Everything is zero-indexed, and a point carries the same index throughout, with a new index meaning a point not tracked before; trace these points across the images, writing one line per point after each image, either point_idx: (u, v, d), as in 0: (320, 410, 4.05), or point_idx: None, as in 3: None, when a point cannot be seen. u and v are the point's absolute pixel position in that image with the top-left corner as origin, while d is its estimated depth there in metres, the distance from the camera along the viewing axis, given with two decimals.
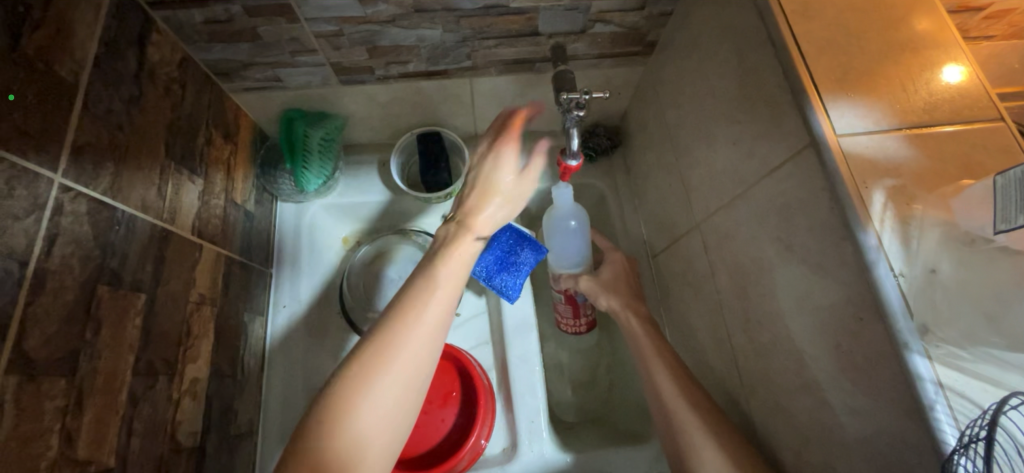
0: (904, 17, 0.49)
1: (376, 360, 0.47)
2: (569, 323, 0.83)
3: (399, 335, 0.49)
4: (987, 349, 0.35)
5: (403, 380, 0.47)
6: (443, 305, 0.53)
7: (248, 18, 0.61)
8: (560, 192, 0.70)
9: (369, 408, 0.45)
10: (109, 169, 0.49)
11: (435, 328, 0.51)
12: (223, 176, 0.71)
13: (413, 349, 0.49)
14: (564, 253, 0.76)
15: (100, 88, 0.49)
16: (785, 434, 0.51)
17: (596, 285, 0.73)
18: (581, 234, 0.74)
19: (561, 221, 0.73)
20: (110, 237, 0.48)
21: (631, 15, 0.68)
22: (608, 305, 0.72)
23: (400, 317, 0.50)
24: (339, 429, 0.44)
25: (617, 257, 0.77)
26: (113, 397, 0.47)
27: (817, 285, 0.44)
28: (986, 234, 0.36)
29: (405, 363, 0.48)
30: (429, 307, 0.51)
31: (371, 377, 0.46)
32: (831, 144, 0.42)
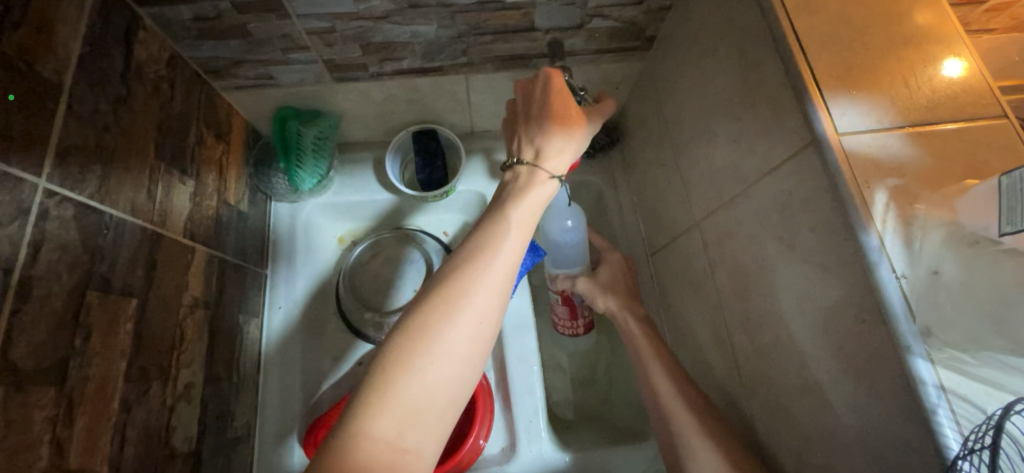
0: (906, 11, 0.48)
1: (433, 321, 0.42)
2: (567, 324, 0.82)
3: (462, 286, 0.44)
4: (992, 354, 0.34)
5: (471, 333, 0.43)
6: (503, 268, 0.46)
7: (238, 14, 0.60)
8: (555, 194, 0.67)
9: (424, 375, 0.41)
10: (96, 172, 0.48)
11: (493, 295, 0.45)
12: (215, 176, 0.70)
13: (471, 315, 0.43)
14: (560, 252, 0.74)
15: (85, 88, 0.48)
16: (786, 435, 0.51)
17: (594, 286, 0.72)
18: (576, 236, 0.72)
19: (557, 219, 0.70)
20: (99, 241, 0.47)
21: (629, 10, 0.67)
22: (605, 306, 0.71)
23: (459, 274, 0.45)
24: (383, 405, 0.39)
25: (615, 258, 0.76)
26: (105, 405, 0.46)
27: (818, 286, 0.44)
28: (991, 235, 0.35)
29: (466, 324, 0.43)
30: (492, 262, 0.46)
31: (423, 345, 0.41)
32: (832, 143, 0.41)
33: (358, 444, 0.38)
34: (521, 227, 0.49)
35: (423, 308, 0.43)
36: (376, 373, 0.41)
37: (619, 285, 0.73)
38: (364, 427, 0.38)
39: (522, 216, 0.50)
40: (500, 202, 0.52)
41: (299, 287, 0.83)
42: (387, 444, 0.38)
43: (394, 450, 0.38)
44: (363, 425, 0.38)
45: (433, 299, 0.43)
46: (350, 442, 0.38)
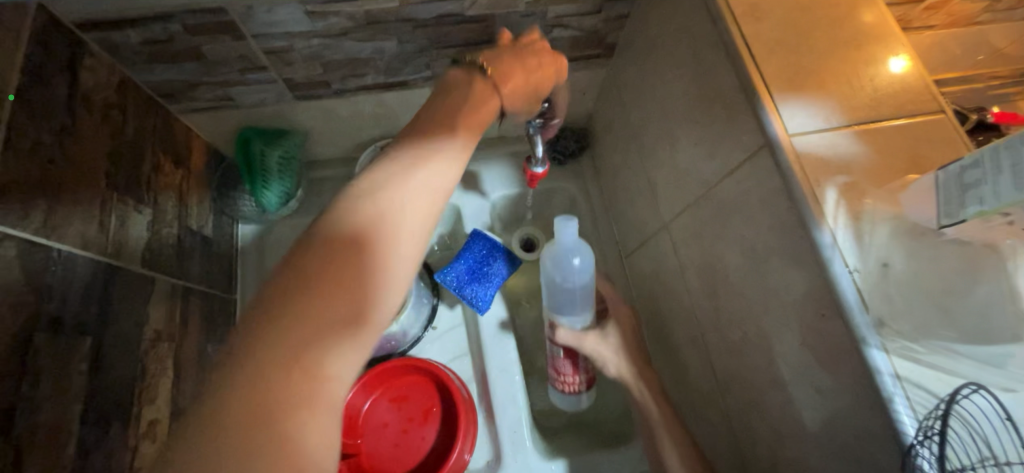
0: (849, 14, 0.50)
1: (359, 231, 0.35)
2: (568, 380, 0.70)
3: (393, 195, 0.37)
4: (938, 341, 0.36)
5: (405, 247, 0.37)
6: (443, 179, 0.40)
7: (189, 36, 0.58)
8: (564, 229, 0.55)
9: (349, 292, 0.33)
10: (40, 206, 0.46)
11: (428, 211, 0.39)
12: (175, 202, 0.68)
13: (406, 228, 0.37)
14: (563, 301, 0.61)
15: (26, 120, 0.46)
16: (759, 429, 0.52)
17: (607, 349, 0.65)
18: (587, 278, 0.58)
19: (561, 258, 0.57)
20: (46, 279, 0.45)
21: (588, 19, 0.68)
22: (613, 367, 0.65)
23: (389, 180, 0.38)
24: (288, 341, 0.31)
25: (623, 311, 0.70)
26: (59, 452, 0.44)
27: (780, 283, 0.45)
28: (931, 226, 0.38)
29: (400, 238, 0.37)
30: (429, 170, 0.39)
31: (347, 257, 0.34)
32: (783, 144, 0.43)
33: (262, 383, 0.29)
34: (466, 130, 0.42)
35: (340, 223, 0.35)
36: (279, 298, 0.32)
37: (626, 333, 0.67)
38: (269, 364, 0.30)
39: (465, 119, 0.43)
40: (439, 99, 0.44)
41: None
42: (299, 373, 0.30)
43: (311, 387, 0.31)
44: (268, 352, 0.30)
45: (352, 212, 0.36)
46: (250, 384, 0.29)
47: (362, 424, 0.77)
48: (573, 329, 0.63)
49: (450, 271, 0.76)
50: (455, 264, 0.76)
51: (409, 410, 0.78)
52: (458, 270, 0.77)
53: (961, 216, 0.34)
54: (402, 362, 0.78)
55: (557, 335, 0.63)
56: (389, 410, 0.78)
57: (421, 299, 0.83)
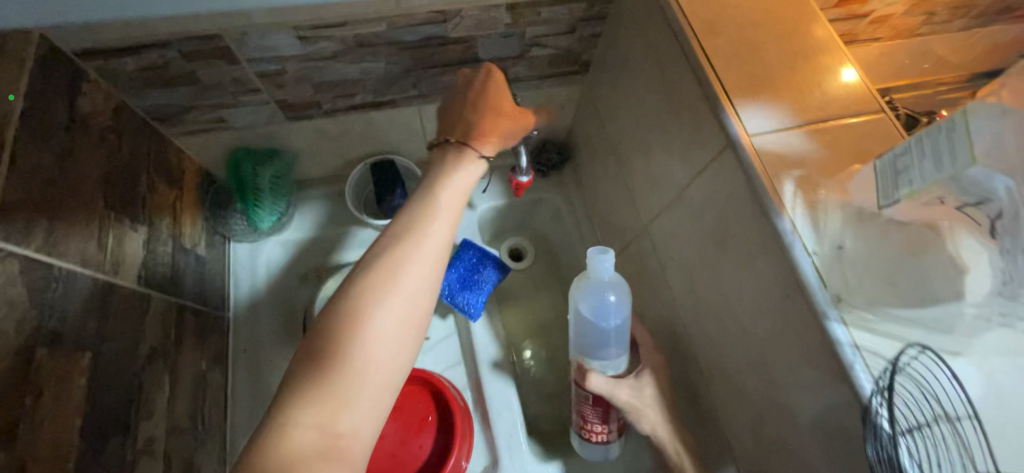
0: (798, 29, 0.55)
1: (364, 299, 0.43)
2: (595, 429, 0.67)
3: (393, 266, 0.45)
4: (888, 309, 0.40)
5: (401, 309, 0.44)
6: (435, 244, 0.49)
7: (185, 62, 0.61)
8: (600, 263, 0.54)
9: (356, 355, 0.41)
10: (42, 226, 0.47)
11: (418, 282, 0.46)
12: (169, 222, 0.69)
13: (403, 291, 0.45)
14: (597, 341, 0.59)
15: (28, 143, 0.47)
16: (742, 414, 0.55)
17: (640, 404, 0.61)
18: (621, 319, 0.59)
19: (595, 293, 0.58)
20: (47, 296, 0.46)
21: (564, 38, 0.73)
22: (642, 421, 0.61)
23: (391, 251, 0.47)
24: (310, 401, 0.38)
25: (654, 358, 0.66)
26: (58, 467, 0.44)
27: (750, 271, 0.49)
28: (874, 208, 0.42)
29: (398, 300, 0.44)
30: (423, 242, 0.48)
31: (354, 324, 0.42)
32: (744, 143, 0.47)
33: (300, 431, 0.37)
34: (450, 203, 0.52)
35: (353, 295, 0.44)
36: (308, 364, 0.40)
37: (656, 381, 0.63)
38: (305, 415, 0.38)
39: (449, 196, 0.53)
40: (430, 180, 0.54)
41: (264, 329, 0.82)
42: (315, 430, 0.37)
43: (341, 424, 0.38)
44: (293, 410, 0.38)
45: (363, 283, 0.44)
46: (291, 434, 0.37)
47: None
48: (605, 374, 0.60)
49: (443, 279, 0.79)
50: (447, 272, 0.80)
51: (405, 420, 0.79)
52: (449, 278, 0.80)
53: (897, 197, 0.39)
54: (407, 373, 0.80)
55: (590, 384, 0.59)
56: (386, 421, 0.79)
57: None
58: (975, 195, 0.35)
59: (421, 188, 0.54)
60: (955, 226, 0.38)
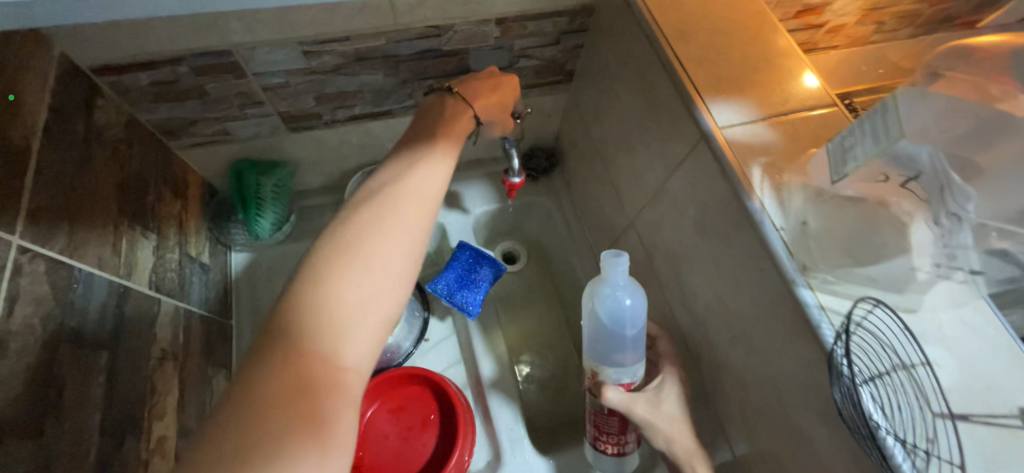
0: (760, 34, 0.62)
1: (363, 232, 0.42)
2: (610, 442, 0.66)
3: (391, 203, 0.45)
4: (843, 267, 0.44)
5: (400, 243, 0.43)
6: (432, 181, 0.48)
7: (195, 77, 0.64)
8: (614, 267, 0.54)
9: (355, 285, 0.39)
10: (64, 230, 0.49)
11: (417, 217, 0.45)
12: (176, 230, 0.72)
13: (402, 225, 0.44)
14: (610, 349, 0.58)
15: (52, 152, 0.50)
16: (729, 387, 0.59)
17: (660, 419, 0.58)
18: (638, 323, 0.57)
19: (611, 297, 0.57)
20: (70, 296, 0.48)
21: (548, 50, 0.79)
22: (662, 437, 0.58)
23: (388, 188, 0.46)
24: (310, 330, 0.37)
25: (676, 370, 0.62)
26: (81, 459, 0.46)
27: (728, 249, 0.54)
28: (827, 185, 0.46)
29: (398, 235, 0.43)
30: (420, 180, 0.47)
31: (353, 255, 0.40)
32: (715, 135, 0.53)
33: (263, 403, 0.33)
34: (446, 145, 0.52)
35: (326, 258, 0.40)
36: (306, 289, 0.38)
37: (678, 394, 0.61)
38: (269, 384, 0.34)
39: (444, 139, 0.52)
40: (424, 125, 0.54)
41: (266, 334, 0.83)
42: (317, 358, 0.36)
43: (343, 353, 0.37)
44: (292, 339, 0.36)
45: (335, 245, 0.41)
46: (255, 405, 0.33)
47: (363, 433, 0.80)
48: (620, 383, 0.58)
49: (441, 280, 0.83)
50: (444, 273, 0.84)
51: (408, 419, 0.81)
52: (447, 279, 0.84)
53: (843, 172, 0.44)
54: (403, 371, 0.82)
55: (607, 396, 0.57)
56: (389, 420, 0.81)
57: (413, 312, 0.89)
58: (910, 168, 0.40)
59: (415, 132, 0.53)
60: (899, 200, 0.41)
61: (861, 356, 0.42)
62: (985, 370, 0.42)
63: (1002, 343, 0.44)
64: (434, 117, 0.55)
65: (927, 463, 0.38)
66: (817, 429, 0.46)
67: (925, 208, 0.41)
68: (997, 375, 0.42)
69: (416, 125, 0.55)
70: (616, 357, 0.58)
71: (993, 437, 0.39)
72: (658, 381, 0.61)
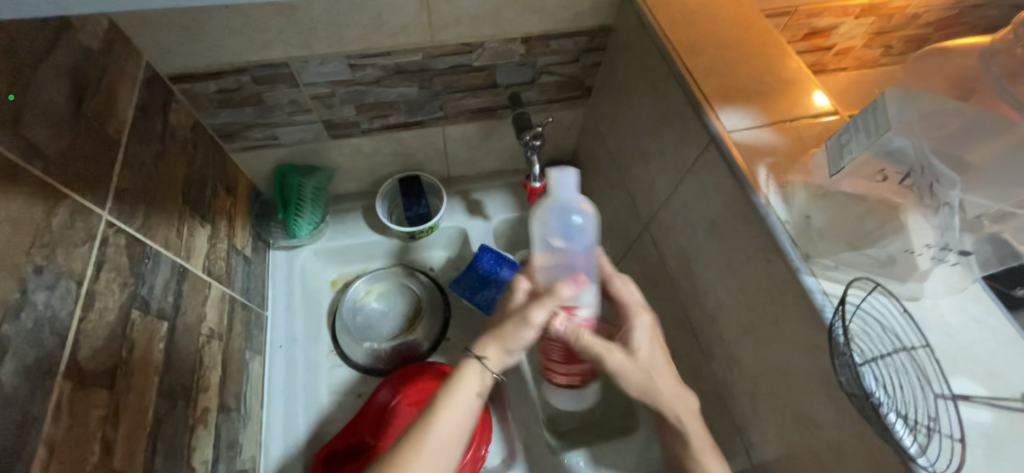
0: (763, 50, 0.67)
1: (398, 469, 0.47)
2: (559, 372, 0.63)
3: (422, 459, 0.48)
4: (841, 255, 0.48)
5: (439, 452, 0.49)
6: (450, 429, 0.50)
7: (256, 86, 0.72)
8: (563, 178, 0.53)
9: None
10: (141, 211, 0.56)
11: (446, 453, 0.49)
12: (226, 224, 0.78)
13: (440, 434, 0.50)
14: (557, 272, 0.55)
15: (134, 143, 0.57)
16: (741, 380, 0.61)
17: (637, 369, 0.54)
18: (586, 247, 0.56)
19: (561, 213, 0.54)
20: (142, 268, 0.54)
21: (569, 67, 0.85)
22: (638, 389, 0.55)
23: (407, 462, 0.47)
24: None
25: (648, 316, 0.58)
26: (141, 415, 0.51)
27: (736, 243, 0.57)
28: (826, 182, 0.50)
29: (438, 439, 0.49)
30: (437, 430, 0.50)
31: None
32: (724, 138, 0.57)
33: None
34: (460, 409, 0.52)
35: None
36: None
37: (649, 336, 0.57)
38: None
39: (458, 401, 0.52)
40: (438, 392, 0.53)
41: (297, 327, 0.89)
42: None
43: None
44: None
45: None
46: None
47: None
48: (570, 309, 0.53)
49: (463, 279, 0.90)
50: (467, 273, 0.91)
51: None
52: (470, 279, 0.91)
53: (841, 165, 0.47)
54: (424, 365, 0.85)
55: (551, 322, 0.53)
56: None
57: (433, 312, 0.95)
58: (907, 164, 0.43)
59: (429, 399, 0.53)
60: (897, 195, 0.44)
61: (862, 339, 0.45)
62: (985, 356, 0.44)
63: (1004, 331, 0.46)
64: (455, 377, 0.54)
65: (929, 439, 0.39)
66: (822, 412, 0.48)
67: (909, 195, 0.43)
68: (997, 361, 0.44)
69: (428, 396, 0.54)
70: (563, 277, 0.55)
71: (998, 419, 0.40)
72: (625, 331, 0.58)
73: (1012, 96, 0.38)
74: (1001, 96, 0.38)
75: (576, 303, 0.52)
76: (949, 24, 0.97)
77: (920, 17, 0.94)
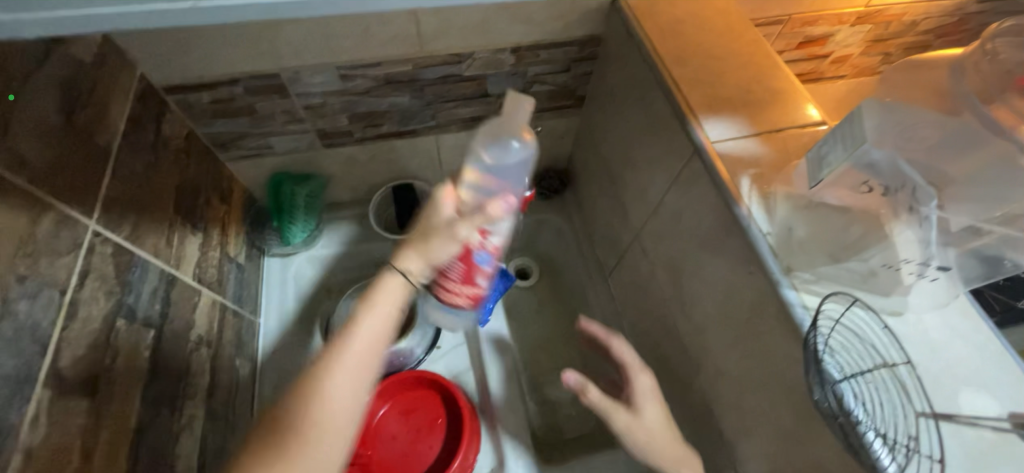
0: (750, 59, 0.66)
1: (312, 381, 0.47)
2: (449, 292, 0.53)
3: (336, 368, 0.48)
4: (819, 268, 0.47)
5: (358, 364, 0.49)
6: (367, 343, 0.50)
7: (248, 96, 0.73)
8: (518, 103, 0.51)
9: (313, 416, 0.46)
10: (130, 219, 0.57)
11: (367, 363, 0.49)
12: (219, 232, 0.80)
13: (359, 346, 0.49)
14: (479, 191, 0.53)
15: (124, 154, 0.58)
16: (727, 393, 0.61)
17: (642, 427, 0.61)
18: (518, 168, 0.53)
19: (500, 141, 0.52)
20: (129, 276, 0.55)
21: (560, 76, 0.85)
22: (650, 450, 0.60)
23: (322, 372, 0.47)
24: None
25: (647, 378, 0.65)
26: (124, 423, 0.51)
27: (720, 255, 0.57)
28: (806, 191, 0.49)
29: (357, 353, 0.49)
30: (354, 343, 0.49)
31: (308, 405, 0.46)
32: (707, 149, 0.57)
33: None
34: (377, 320, 0.51)
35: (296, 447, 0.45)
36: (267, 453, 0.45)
37: (652, 396, 0.63)
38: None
39: (376, 314, 0.51)
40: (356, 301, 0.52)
41: (290, 333, 0.90)
42: None
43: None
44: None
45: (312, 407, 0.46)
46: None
47: (375, 433, 0.83)
48: (487, 231, 0.50)
49: None
50: None
51: (417, 420, 0.85)
52: None
53: (820, 178, 0.46)
54: (416, 374, 0.86)
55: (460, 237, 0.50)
56: (399, 421, 0.85)
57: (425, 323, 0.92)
58: (892, 178, 0.41)
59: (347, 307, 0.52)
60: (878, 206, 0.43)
61: (842, 352, 0.44)
62: (969, 374, 0.43)
63: (990, 348, 0.44)
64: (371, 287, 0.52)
65: (908, 460, 0.38)
66: (804, 428, 0.47)
67: (886, 205, 0.42)
68: (981, 379, 0.43)
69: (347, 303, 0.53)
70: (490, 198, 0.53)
71: (979, 440, 0.39)
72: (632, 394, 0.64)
73: (984, 113, 0.39)
74: (974, 115, 0.39)
75: (494, 229, 0.51)
76: (950, 31, 0.95)
77: (919, 24, 0.92)
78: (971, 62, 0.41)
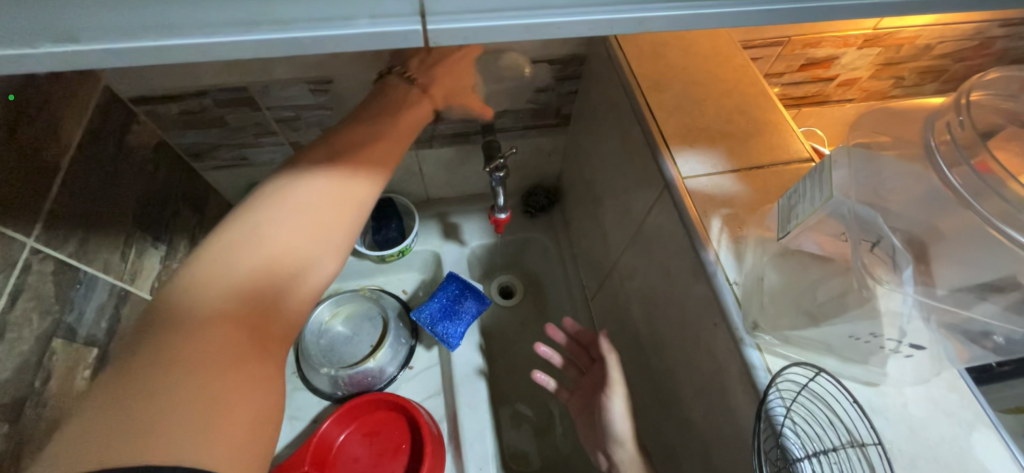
0: (735, 87, 0.61)
1: (323, 160, 0.46)
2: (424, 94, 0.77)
3: (349, 154, 0.47)
4: (784, 330, 0.42)
5: (374, 161, 0.48)
6: (384, 144, 0.49)
7: (218, 108, 0.72)
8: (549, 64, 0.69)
9: (315, 188, 0.44)
10: (78, 235, 0.57)
11: (379, 163, 0.48)
12: (187, 243, 0.79)
13: (374, 142, 0.49)
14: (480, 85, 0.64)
15: (77, 168, 0.57)
16: (692, 446, 0.57)
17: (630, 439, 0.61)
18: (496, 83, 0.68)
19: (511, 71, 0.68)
20: (71, 295, 0.56)
21: (543, 95, 0.82)
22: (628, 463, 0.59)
23: (333, 153, 0.47)
24: (266, 233, 0.41)
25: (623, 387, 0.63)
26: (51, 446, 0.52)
27: (689, 300, 0.53)
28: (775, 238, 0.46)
29: (375, 148, 0.48)
30: (372, 139, 0.49)
31: (315, 181, 0.45)
32: (678, 184, 0.53)
33: (188, 358, 0.34)
34: (394, 129, 0.51)
35: (192, 299, 0.37)
36: (258, 214, 0.42)
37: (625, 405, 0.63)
38: (179, 362, 0.33)
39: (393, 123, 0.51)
40: (373, 108, 0.52)
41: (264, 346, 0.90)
42: (266, 254, 0.41)
43: (292, 250, 0.42)
44: (245, 256, 0.40)
45: (235, 241, 0.40)
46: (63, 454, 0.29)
47: (334, 456, 0.80)
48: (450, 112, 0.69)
49: (425, 308, 0.88)
50: (430, 302, 0.89)
51: (381, 445, 0.82)
52: (432, 308, 0.88)
53: (787, 230, 0.43)
54: (376, 396, 0.82)
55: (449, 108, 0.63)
56: (362, 445, 0.82)
57: (399, 339, 0.91)
58: (871, 232, 0.36)
59: (363, 113, 0.52)
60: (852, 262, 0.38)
61: (800, 423, 0.41)
62: (952, 456, 0.38)
63: (980, 427, 0.39)
64: (386, 102, 0.53)
65: None
66: None
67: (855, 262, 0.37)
68: (966, 464, 0.38)
69: (365, 110, 0.52)
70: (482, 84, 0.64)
71: None
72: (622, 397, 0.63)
73: (946, 177, 0.33)
74: (936, 176, 0.34)
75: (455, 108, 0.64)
76: (972, 55, 0.88)
77: (934, 48, 0.85)
78: (944, 120, 0.34)
